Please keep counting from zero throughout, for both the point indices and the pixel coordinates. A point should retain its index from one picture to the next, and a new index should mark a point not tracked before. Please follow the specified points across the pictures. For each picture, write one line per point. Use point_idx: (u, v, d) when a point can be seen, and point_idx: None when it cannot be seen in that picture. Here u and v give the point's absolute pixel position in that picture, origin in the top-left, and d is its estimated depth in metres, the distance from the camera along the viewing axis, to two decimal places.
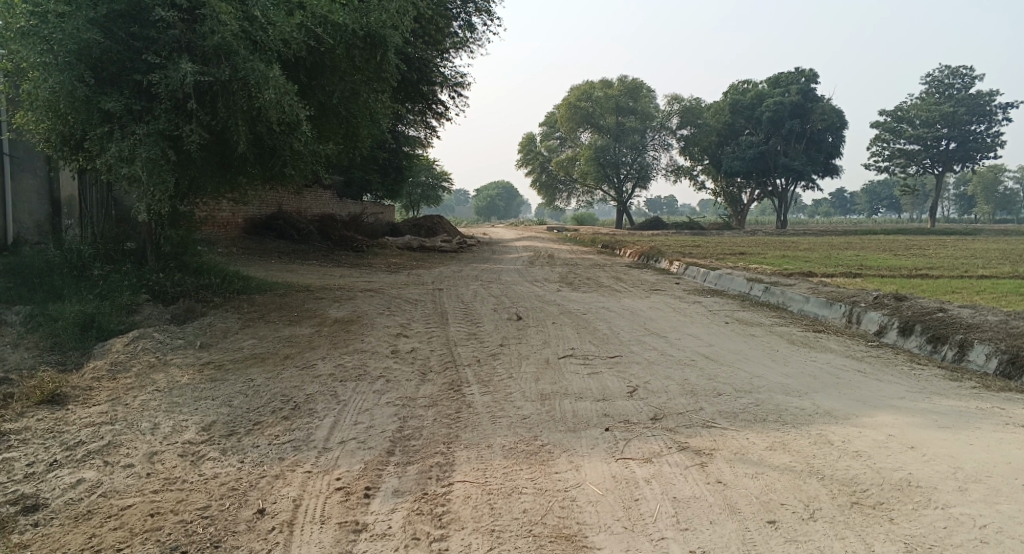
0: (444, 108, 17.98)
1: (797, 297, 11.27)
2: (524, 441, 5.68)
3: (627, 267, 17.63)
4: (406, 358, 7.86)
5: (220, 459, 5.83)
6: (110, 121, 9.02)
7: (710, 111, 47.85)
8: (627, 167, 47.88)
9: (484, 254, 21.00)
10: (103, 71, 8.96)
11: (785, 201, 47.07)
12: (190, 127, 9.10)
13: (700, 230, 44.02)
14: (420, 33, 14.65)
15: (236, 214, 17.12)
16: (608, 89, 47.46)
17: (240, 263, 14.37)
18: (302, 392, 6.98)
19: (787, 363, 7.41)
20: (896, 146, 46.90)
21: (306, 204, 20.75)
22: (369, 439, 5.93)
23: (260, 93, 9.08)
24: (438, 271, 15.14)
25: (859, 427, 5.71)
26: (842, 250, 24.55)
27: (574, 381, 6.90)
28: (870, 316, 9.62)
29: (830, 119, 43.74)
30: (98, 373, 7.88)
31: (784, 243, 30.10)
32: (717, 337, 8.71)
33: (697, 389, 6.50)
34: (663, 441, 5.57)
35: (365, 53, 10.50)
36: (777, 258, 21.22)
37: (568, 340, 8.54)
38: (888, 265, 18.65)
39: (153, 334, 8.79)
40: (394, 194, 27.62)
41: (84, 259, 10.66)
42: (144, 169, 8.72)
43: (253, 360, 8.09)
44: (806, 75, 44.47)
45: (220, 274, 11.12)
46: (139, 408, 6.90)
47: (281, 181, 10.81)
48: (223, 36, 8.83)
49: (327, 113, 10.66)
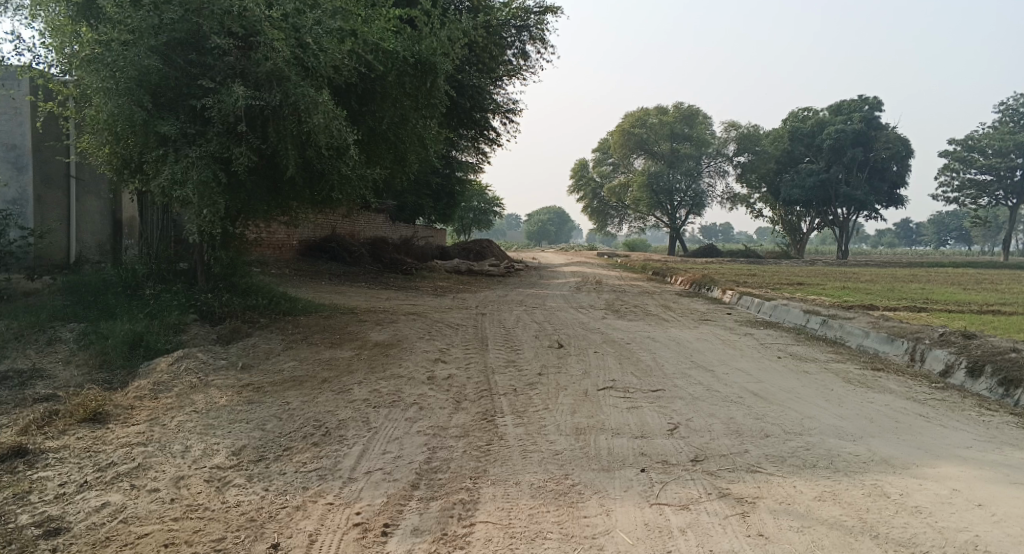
0: (496, 135, 17.95)
1: (857, 331, 10.78)
2: (555, 479, 5.42)
3: (679, 295, 17.22)
4: (443, 386, 7.66)
5: (245, 486, 5.70)
6: (165, 143, 9.09)
7: (768, 138, 47.16)
8: (682, 195, 47.22)
9: (533, 278, 20.82)
10: (161, 96, 9.05)
11: (846, 230, 45.83)
12: (240, 150, 9.11)
13: (756, 258, 43.09)
14: (472, 60, 14.66)
15: (289, 235, 17.29)
16: (665, 116, 47.12)
17: (289, 284, 14.43)
18: (334, 417, 6.84)
19: (843, 404, 6.99)
20: (966, 177, 45.34)
21: (358, 227, 20.85)
22: (396, 470, 5.73)
23: (308, 118, 9.06)
24: (484, 295, 14.98)
25: (918, 479, 5.30)
26: (905, 283, 23.68)
27: (613, 416, 6.60)
28: (934, 354, 9.09)
29: (895, 148, 42.60)
30: (140, 392, 7.87)
31: (845, 273, 29.22)
32: (768, 373, 8.32)
33: (743, 430, 6.14)
34: (703, 486, 5.23)
35: (415, 80, 10.46)
36: (837, 289, 20.49)
37: (610, 370, 8.25)
38: (954, 299, 17.85)
39: (196, 354, 8.78)
40: (445, 218, 27.64)
41: (138, 279, 10.74)
42: (195, 191, 8.77)
43: (291, 383, 8.00)
44: (870, 102, 43.31)
45: (267, 295, 11.12)
46: (175, 429, 6.84)
47: (329, 204, 10.79)
48: (276, 62, 8.86)
49: (376, 137, 10.62)
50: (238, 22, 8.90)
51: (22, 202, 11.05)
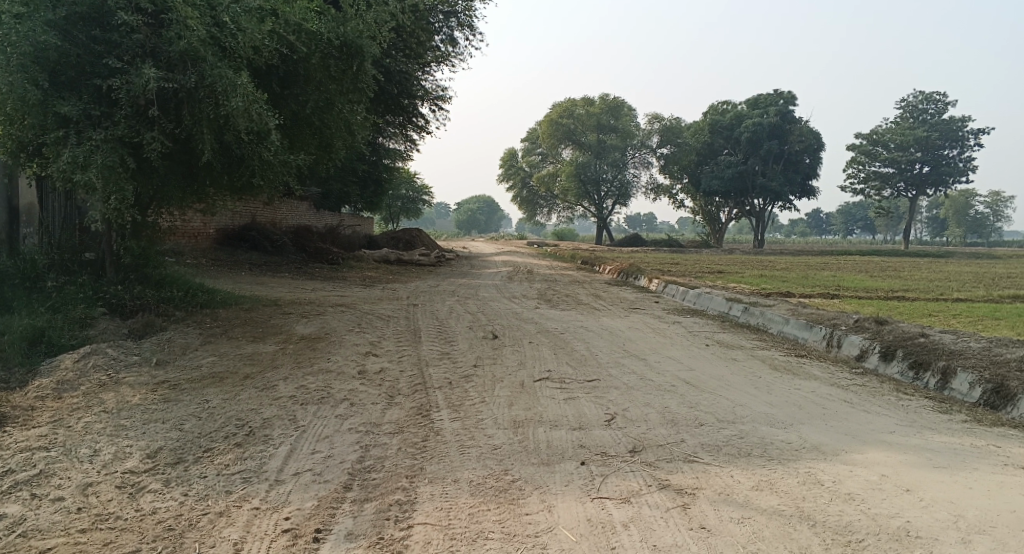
0: (424, 122, 17.67)
1: (778, 318, 11.00)
2: (494, 475, 5.30)
3: (604, 284, 17.31)
4: (374, 380, 7.44)
5: (161, 492, 5.39)
6: (66, 125, 8.54)
7: (689, 130, 47.80)
8: (609, 184, 48.00)
9: (462, 268, 20.69)
10: (60, 75, 8.49)
11: (761, 220, 47.12)
12: (153, 135, 8.64)
13: (676, 248, 43.90)
14: (399, 45, 14.34)
15: (206, 224, 16.63)
16: (591, 108, 47.25)
17: (207, 275, 13.88)
18: (259, 416, 6.55)
19: (772, 391, 7.09)
20: (871, 169, 47.20)
21: (280, 215, 20.22)
22: (327, 471, 5.52)
23: (227, 100, 8.64)
24: (413, 286, 14.72)
25: (850, 465, 5.39)
26: (818, 271, 24.49)
27: (550, 408, 6.52)
28: (850, 339, 9.34)
29: (807, 141, 43.94)
30: (43, 392, 7.39)
31: (761, 262, 30.06)
32: (698, 361, 8.38)
33: (678, 419, 6.14)
34: (643, 478, 5.20)
35: (339, 63, 10.16)
36: (755, 277, 21.01)
37: (544, 361, 8.17)
38: (864, 286, 18.48)
39: (106, 350, 8.30)
40: (371, 206, 27.11)
41: (39, 270, 10.10)
42: (101, 177, 8.26)
43: (212, 379, 7.64)
44: (783, 96, 44.68)
45: (183, 287, 10.62)
46: (82, 431, 6.42)
47: (251, 191, 10.37)
48: (190, 41, 8.43)
49: (299, 122, 10.24)
50: None
51: None
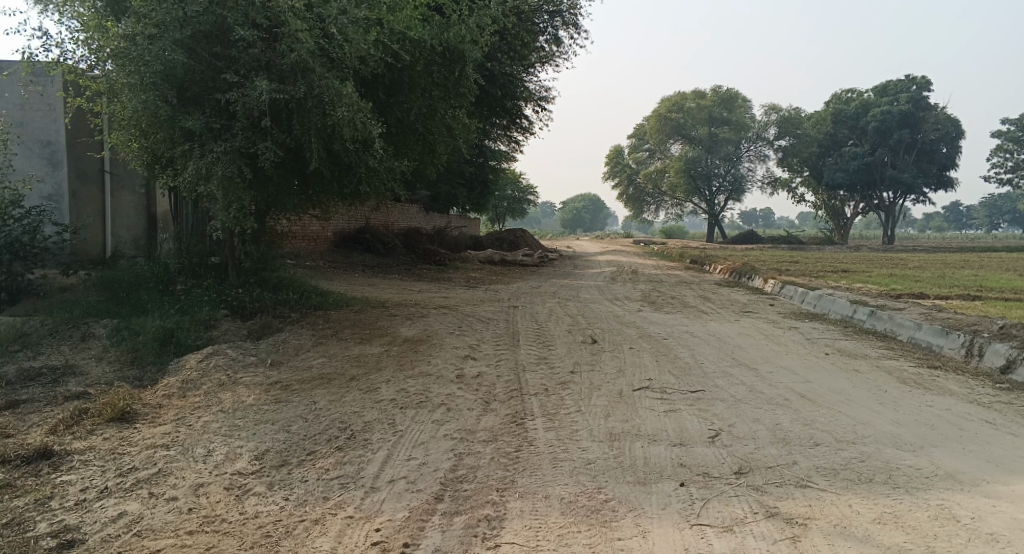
0: (529, 124, 17.60)
1: (908, 323, 10.21)
2: (587, 493, 5.08)
3: (718, 285, 16.70)
4: (471, 385, 7.35)
5: (265, 495, 5.47)
6: (192, 138, 8.89)
7: (810, 121, 45.70)
8: (720, 179, 46.43)
9: (568, 268, 20.48)
10: (187, 91, 8.86)
11: (892, 215, 44.54)
12: (266, 144, 8.83)
13: (798, 245, 42.11)
14: (504, 48, 14.31)
15: (324, 227, 17.16)
16: (701, 99, 46.18)
17: (321, 277, 14.26)
18: (360, 419, 6.58)
19: (898, 407, 6.53)
20: (1020, 157, 43.67)
21: (392, 217, 20.63)
22: (420, 479, 5.46)
23: (333, 110, 8.76)
24: (519, 287, 14.67)
25: (990, 498, 4.85)
26: (957, 269, 22.81)
27: (648, 421, 6.22)
28: (994, 348, 8.56)
29: (943, 129, 41.46)
30: (168, 390, 7.71)
31: (893, 259, 28.33)
32: (814, 372, 7.85)
33: (790, 438, 5.73)
34: (748, 504, 4.85)
35: (443, 69, 10.17)
36: (884, 276, 19.74)
37: (645, 368, 7.87)
38: (1009, 285, 17.04)
39: (226, 351, 8.58)
40: (478, 207, 27.28)
41: (169, 274, 10.56)
42: (219, 187, 8.56)
43: (319, 381, 7.76)
44: (917, 81, 41.95)
45: (298, 290, 10.89)
46: (200, 430, 6.63)
47: (359, 197, 10.52)
48: (301, 53, 8.59)
49: (404, 128, 10.29)
50: (262, 13, 8.64)
51: (57, 198, 11.03)
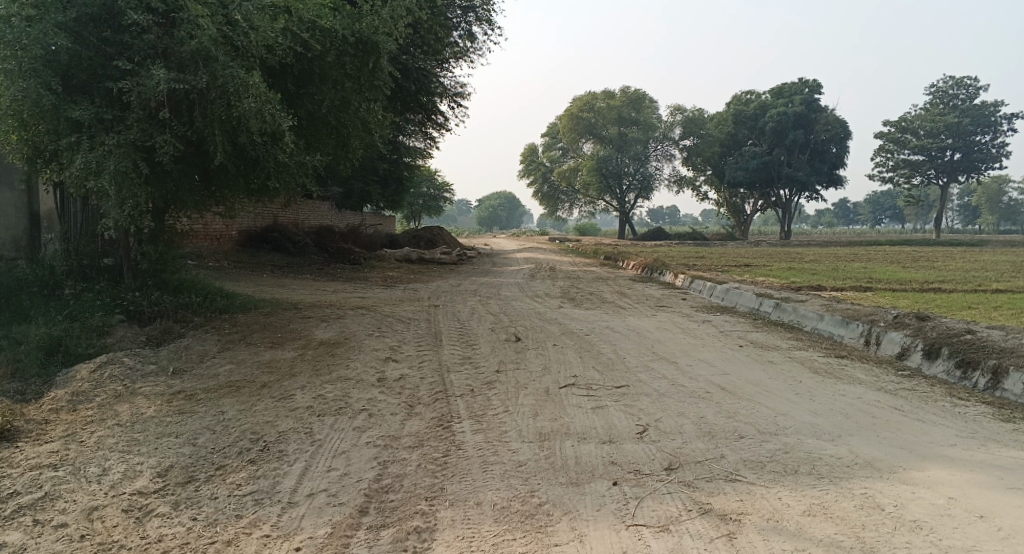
0: (444, 120, 17.39)
1: (811, 314, 10.52)
2: (519, 497, 4.96)
3: (631, 281, 16.88)
4: (394, 388, 7.11)
5: (169, 516, 5.13)
6: (80, 131, 8.30)
7: (712, 121, 47.12)
8: (629, 178, 47.28)
9: (483, 267, 20.32)
10: (73, 79, 8.29)
11: (788, 212, 46.30)
12: (164, 138, 8.33)
13: (701, 241, 43.27)
14: (416, 42, 14.04)
15: (228, 227, 16.47)
16: (611, 100, 46.74)
17: (227, 278, 13.66)
18: (274, 429, 6.25)
19: (812, 397, 6.67)
20: (900, 157, 46.12)
21: (302, 216, 20.00)
22: (342, 491, 5.22)
23: (238, 102, 8.34)
24: (435, 286, 14.43)
25: (909, 485, 4.98)
26: (848, 263, 23.78)
27: (576, 418, 6.14)
28: (891, 336, 8.89)
29: (835, 130, 42.93)
30: (57, 404, 7.16)
31: (789, 254, 29.42)
32: (732, 364, 7.97)
33: (715, 431, 5.75)
34: (681, 501, 4.83)
35: (357, 60, 9.79)
36: (783, 270, 20.43)
37: (570, 365, 7.81)
38: (897, 277, 17.90)
39: (123, 360, 8.05)
40: (392, 205, 26.79)
41: (57, 278, 9.85)
42: (112, 183, 8.02)
43: (227, 389, 7.36)
44: (809, 84, 43.69)
45: (202, 292, 10.36)
46: (95, 446, 6.17)
47: (268, 194, 10.08)
48: (202, 41, 8.16)
49: (316, 122, 9.92)
50: None
51: None
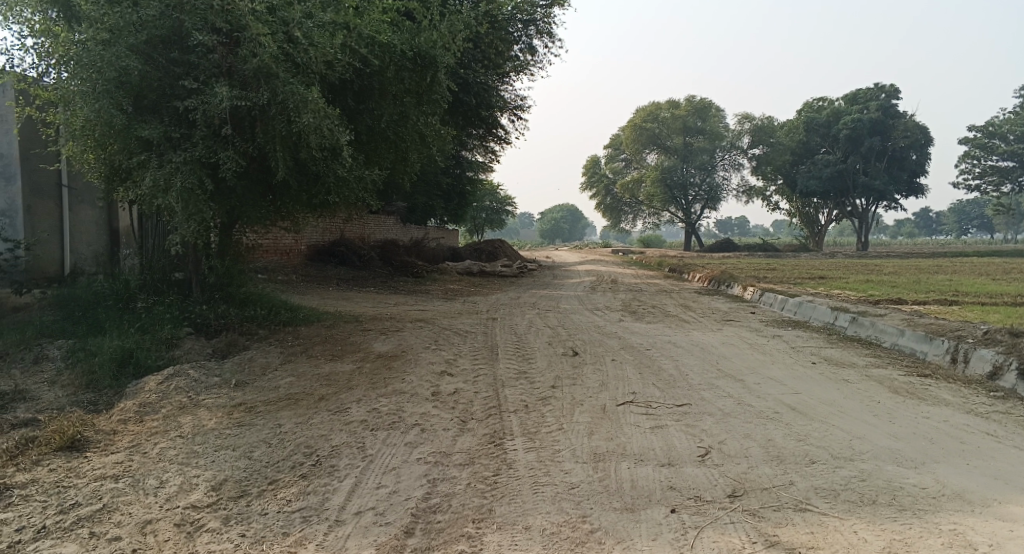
0: (506, 133, 17.30)
1: (890, 329, 9.96)
2: (571, 523, 4.73)
3: (697, 293, 16.42)
4: (447, 403, 6.95)
5: (219, 532, 5.07)
6: (150, 148, 8.44)
7: (783, 129, 45.78)
8: (697, 189, 46.43)
9: (545, 279, 20.11)
10: (144, 99, 8.38)
11: (865, 222, 44.72)
12: (227, 153, 8.38)
13: (773, 252, 42.15)
14: (477, 56, 14.00)
15: (297, 241, 16.67)
16: (676, 110, 46.12)
17: (293, 291, 13.79)
18: (327, 443, 6.14)
19: (893, 420, 6.23)
20: (987, 164, 44.07)
21: (367, 229, 20.17)
22: (390, 511, 5.08)
23: (298, 117, 8.34)
24: (496, 298, 14.28)
25: (1005, 522, 4.55)
26: (929, 274, 22.71)
27: (634, 438, 5.85)
28: (979, 354, 8.32)
29: (914, 136, 41.29)
30: (125, 415, 7.23)
31: (867, 266, 28.35)
32: (803, 382, 7.55)
33: (784, 455, 5.39)
34: (745, 533, 4.53)
35: (414, 75, 9.77)
36: (860, 282, 19.60)
37: (629, 382, 7.51)
38: (985, 290, 16.94)
39: (188, 372, 8.10)
40: (455, 219, 26.84)
41: (130, 291, 10.03)
42: (179, 199, 8.11)
43: (285, 402, 7.32)
44: (886, 89, 42.19)
45: (267, 305, 10.43)
46: (156, 458, 6.18)
47: (329, 208, 10.10)
48: (263, 59, 8.18)
49: (375, 136, 9.87)
50: (222, 17, 8.22)
51: (10, 213, 10.31)
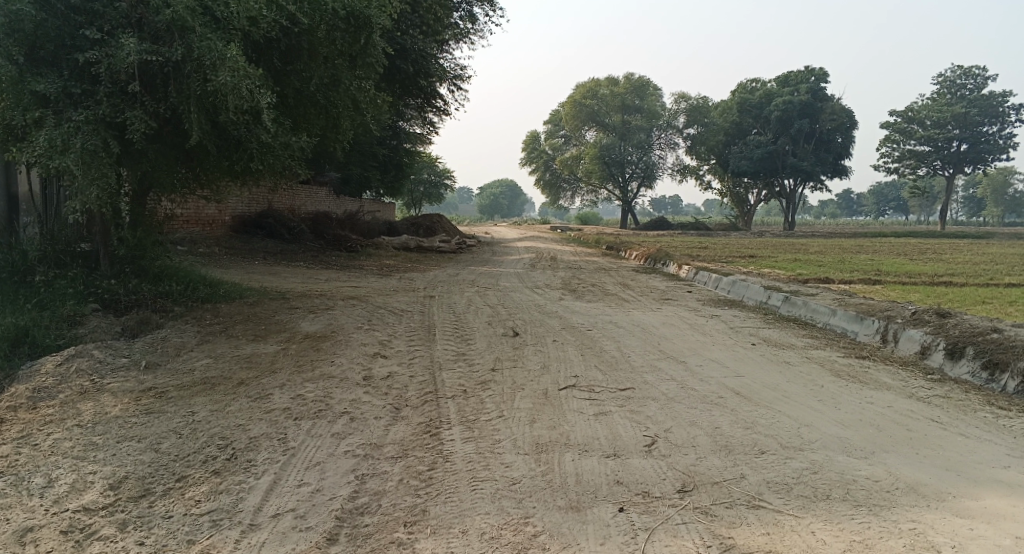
0: (443, 103, 16.74)
1: (823, 308, 9.89)
2: (511, 526, 4.40)
3: (634, 272, 16.24)
4: (379, 388, 6.51)
5: (112, 540, 4.59)
6: (47, 106, 7.67)
7: (717, 110, 46.22)
8: (632, 167, 46.64)
9: (482, 256, 19.64)
10: (39, 49, 7.65)
11: (792, 202, 45.34)
12: (134, 114, 7.65)
13: (705, 231, 42.54)
14: (415, 21, 13.42)
15: (220, 211, 15.83)
16: (615, 88, 45.95)
17: (215, 265, 13.04)
18: (245, 434, 5.63)
19: (838, 405, 6.06)
20: (906, 147, 45.29)
21: (298, 201, 19.38)
22: (312, 513, 4.65)
23: (214, 77, 7.64)
24: (431, 275, 13.80)
25: (964, 519, 4.40)
26: (854, 254, 23.12)
27: (577, 427, 5.53)
28: (909, 334, 8.26)
29: (840, 117, 42.32)
30: (16, 401, 6.56)
31: (795, 245, 28.79)
32: (745, 365, 7.36)
33: (733, 444, 5.16)
34: (698, 535, 4.29)
35: (347, 35, 9.13)
36: (789, 262, 19.75)
37: (571, 363, 7.21)
38: (907, 270, 17.25)
39: (92, 353, 7.43)
40: (392, 192, 26.12)
41: (30, 263, 9.22)
42: (79, 163, 7.37)
43: (201, 387, 6.75)
44: (816, 72, 42.86)
45: (184, 280, 9.73)
46: (48, 450, 5.59)
47: (252, 177, 9.45)
48: (177, 10, 7.51)
49: (303, 101, 9.24)
50: None
51: None
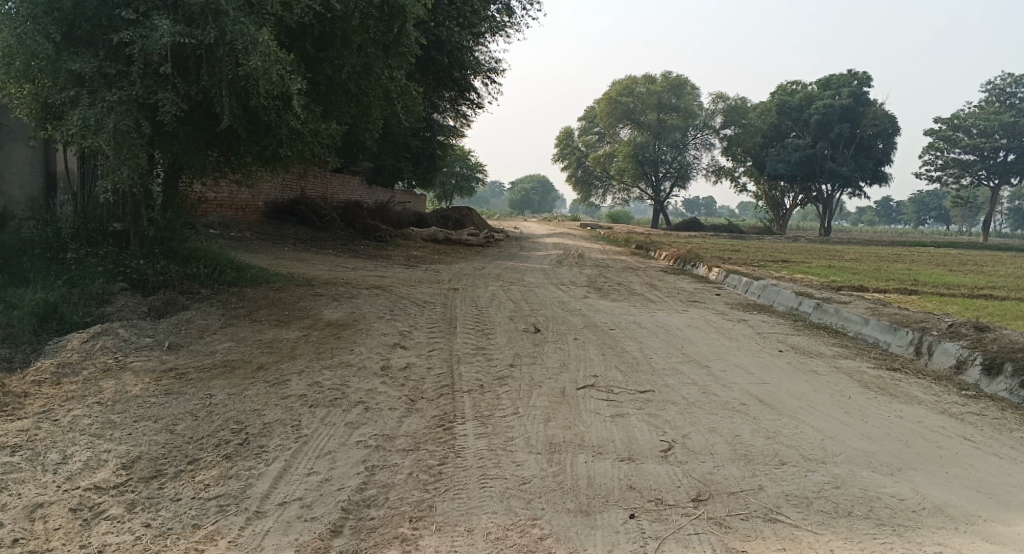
0: (477, 96, 16.66)
1: (856, 317, 9.65)
2: (518, 527, 4.32)
3: (663, 272, 16.03)
4: (397, 379, 6.44)
5: (120, 521, 4.58)
6: (81, 84, 7.70)
7: (755, 111, 45.53)
8: (666, 166, 46.14)
9: (511, 250, 19.54)
10: (76, 28, 7.67)
11: (829, 208, 44.52)
12: (166, 96, 7.66)
13: (739, 234, 42.03)
14: (451, 13, 13.33)
15: (252, 196, 15.89)
16: (652, 86, 45.47)
17: (243, 250, 13.09)
18: (260, 419, 5.59)
19: (865, 418, 5.87)
20: (950, 156, 44.31)
21: (330, 189, 19.42)
22: (320, 503, 4.61)
23: (245, 60, 7.63)
24: (458, 267, 13.75)
25: (992, 545, 4.23)
26: (891, 262, 22.64)
27: (594, 428, 5.41)
28: (943, 347, 8.02)
29: (884, 124, 41.34)
30: (39, 376, 6.59)
31: (831, 252, 28.19)
32: (770, 372, 7.18)
33: (752, 454, 5.01)
34: (710, 547, 4.17)
35: (380, 24, 9.15)
36: (823, 268, 19.38)
37: (592, 362, 7.09)
38: (946, 281, 16.81)
39: (117, 331, 7.46)
40: (423, 183, 26.10)
41: (62, 240, 9.28)
42: (110, 143, 7.39)
43: (220, 370, 6.74)
44: (858, 76, 42.14)
45: (211, 263, 9.75)
46: (66, 426, 5.60)
47: (282, 163, 9.44)
48: None
49: (335, 88, 9.20)
50: None
51: None
